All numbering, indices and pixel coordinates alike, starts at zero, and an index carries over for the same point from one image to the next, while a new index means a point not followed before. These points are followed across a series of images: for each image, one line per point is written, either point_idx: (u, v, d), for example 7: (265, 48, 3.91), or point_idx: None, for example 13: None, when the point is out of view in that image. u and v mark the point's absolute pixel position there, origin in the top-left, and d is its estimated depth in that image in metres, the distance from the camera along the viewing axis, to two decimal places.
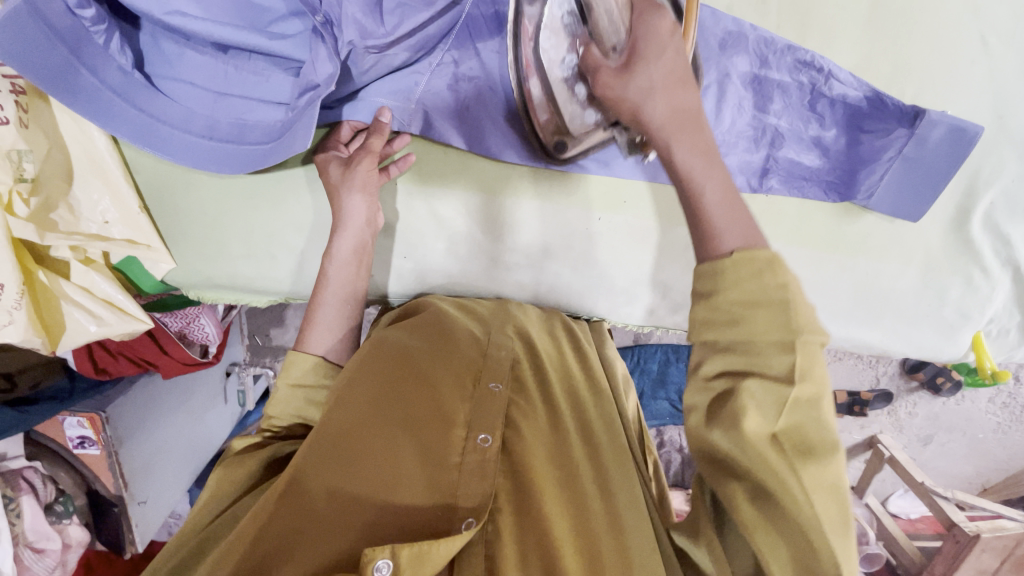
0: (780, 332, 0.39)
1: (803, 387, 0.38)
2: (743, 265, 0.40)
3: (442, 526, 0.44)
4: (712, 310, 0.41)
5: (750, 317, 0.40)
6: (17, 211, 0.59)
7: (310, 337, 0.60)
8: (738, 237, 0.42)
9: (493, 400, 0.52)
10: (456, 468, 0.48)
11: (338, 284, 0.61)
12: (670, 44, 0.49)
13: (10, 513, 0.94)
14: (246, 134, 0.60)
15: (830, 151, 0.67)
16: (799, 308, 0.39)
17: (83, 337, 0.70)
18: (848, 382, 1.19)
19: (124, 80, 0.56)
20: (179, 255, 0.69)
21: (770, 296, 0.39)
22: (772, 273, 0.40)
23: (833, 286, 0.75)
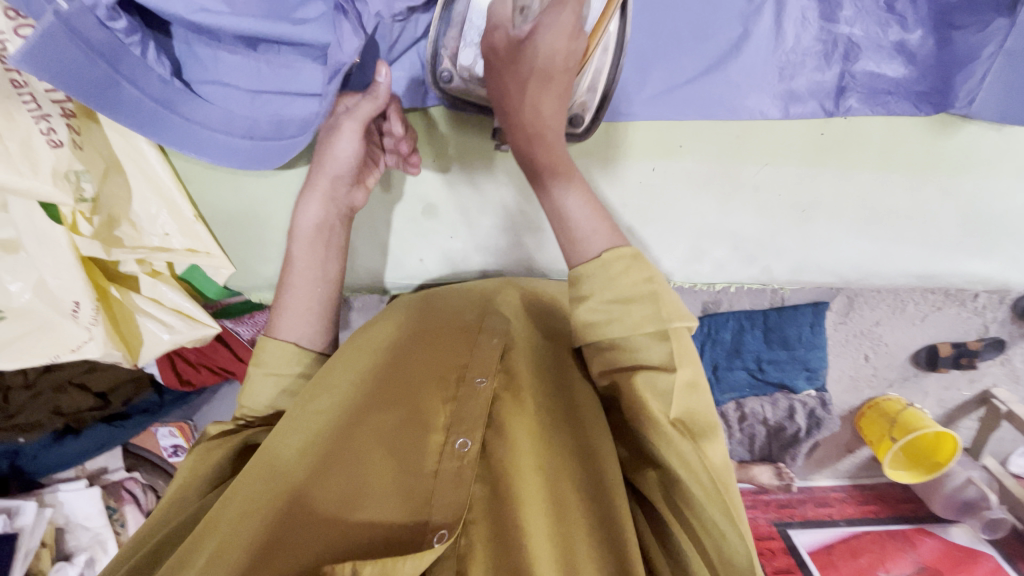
0: (654, 322, 0.41)
1: (686, 374, 0.40)
2: (613, 263, 0.43)
3: (409, 539, 0.38)
4: (593, 308, 0.43)
5: (626, 311, 0.42)
6: (82, 229, 0.62)
7: (279, 321, 0.56)
8: (602, 241, 0.45)
9: (478, 398, 0.45)
10: (430, 476, 0.41)
11: (307, 267, 0.57)
12: (564, 52, 0.44)
13: (116, 524, 1.04)
14: (285, 130, 0.60)
15: (917, 57, 0.59)
16: (666, 300, 0.41)
17: (161, 346, 0.73)
18: (951, 334, 1.03)
19: (164, 89, 0.57)
20: (237, 259, 0.70)
21: (640, 291, 0.42)
22: (636, 269, 0.42)
23: (933, 213, 0.65)
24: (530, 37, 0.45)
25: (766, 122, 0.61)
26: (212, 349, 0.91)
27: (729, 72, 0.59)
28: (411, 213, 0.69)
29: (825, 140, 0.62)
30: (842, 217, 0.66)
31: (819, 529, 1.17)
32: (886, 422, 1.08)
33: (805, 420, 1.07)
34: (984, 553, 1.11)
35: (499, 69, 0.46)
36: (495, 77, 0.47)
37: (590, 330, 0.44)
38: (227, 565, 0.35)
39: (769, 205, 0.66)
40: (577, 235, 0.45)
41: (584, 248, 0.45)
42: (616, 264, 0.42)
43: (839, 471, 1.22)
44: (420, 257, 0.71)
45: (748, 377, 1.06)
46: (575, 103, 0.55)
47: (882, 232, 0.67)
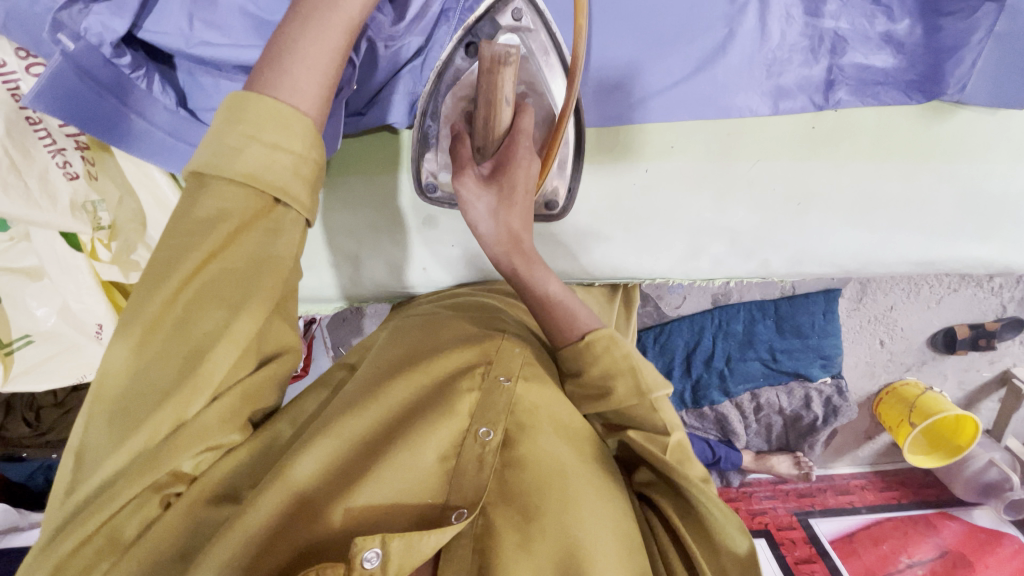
0: (638, 393, 0.50)
1: (675, 435, 0.51)
2: (598, 342, 0.51)
3: (434, 516, 0.45)
4: (585, 385, 0.53)
5: (613, 386, 0.51)
6: (101, 255, 0.65)
7: (281, 84, 0.42)
8: (584, 320, 0.53)
9: (502, 394, 0.50)
10: (454, 460, 0.47)
11: (325, 37, 0.43)
12: (524, 174, 0.54)
13: None
14: None
15: (904, 45, 0.59)
16: (645, 370, 0.51)
17: None
18: (968, 314, 1.04)
19: (171, 119, 0.59)
20: None
21: (621, 366, 0.50)
22: (616, 347, 0.50)
23: (931, 197, 0.65)
24: (499, 172, 0.54)
25: (752, 119, 0.62)
26: None
27: (716, 71, 0.60)
28: (412, 225, 0.71)
29: (816, 133, 0.63)
30: (838, 209, 0.67)
31: (841, 517, 1.15)
32: (903, 407, 1.07)
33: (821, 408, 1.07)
34: (1011, 535, 1.10)
35: (473, 203, 0.53)
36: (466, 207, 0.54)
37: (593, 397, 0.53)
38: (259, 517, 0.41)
39: (764, 199, 0.66)
40: (561, 322, 0.53)
41: (564, 334, 0.53)
42: (603, 340, 0.50)
43: (860, 458, 1.22)
44: (422, 267, 0.73)
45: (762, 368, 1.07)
46: (546, 190, 0.64)
47: (880, 220, 0.67)
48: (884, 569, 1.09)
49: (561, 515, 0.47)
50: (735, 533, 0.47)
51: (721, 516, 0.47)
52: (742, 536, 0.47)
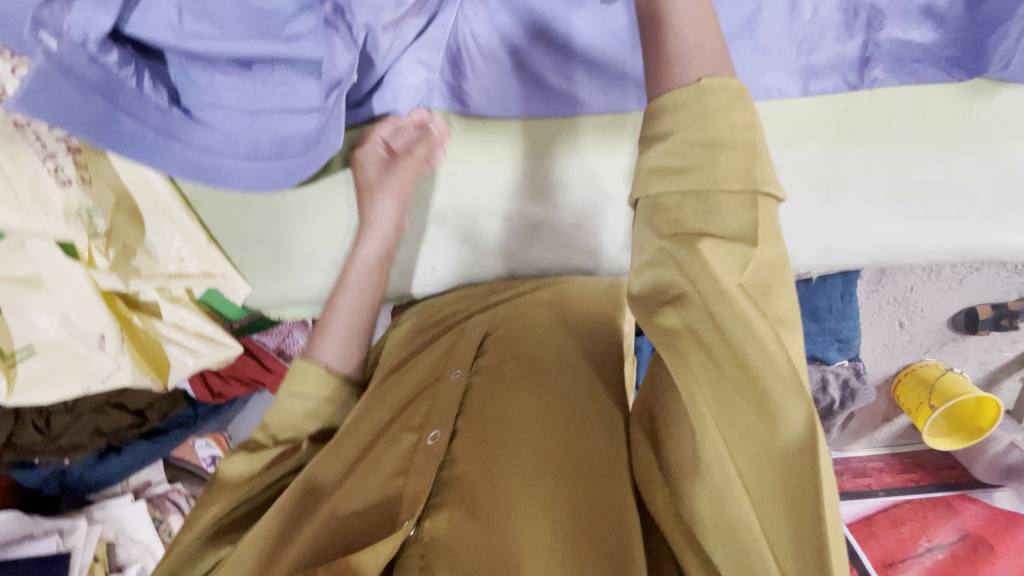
0: (741, 179, 0.33)
1: (763, 251, 0.32)
2: (717, 92, 0.34)
3: (378, 535, 0.38)
4: (666, 157, 0.35)
5: (715, 160, 0.34)
6: (99, 263, 0.63)
7: (320, 344, 0.58)
8: (709, 59, 0.36)
9: (452, 389, 0.49)
10: (404, 469, 0.43)
11: (353, 295, 0.59)
12: None
13: (165, 533, 1.07)
14: (287, 148, 0.60)
15: (946, 19, 0.54)
16: (763, 158, 0.34)
17: (186, 370, 0.73)
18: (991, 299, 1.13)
19: (164, 118, 0.56)
20: (252, 278, 0.71)
21: (736, 136, 0.34)
22: (740, 110, 0.34)
23: (969, 183, 0.61)
24: None
25: (779, 100, 0.58)
26: (239, 360, 1.02)
27: (743, 49, 0.56)
28: (419, 221, 0.68)
29: (850, 114, 0.59)
30: (868, 197, 0.63)
31: (861, 500, 1.15)
32: (924, 389, 1.05)
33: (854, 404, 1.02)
34: None
35: None
36: None
37: (661, 209, 0.36)
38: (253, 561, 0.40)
39: (790, 188, 0.63)
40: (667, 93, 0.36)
41: (676, 76, 0.36)
42: (723, 92, 0.33)
43: (876, 441, 1.20)
44: (431, 266, 0.70)
45: None
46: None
47: (913, 208, 0.63)
48: (904, 552, 1.08)
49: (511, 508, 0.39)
50: (784, 397, 0.29)
51: (772, 385, 0.30)
52: (790, 393, 0.29)
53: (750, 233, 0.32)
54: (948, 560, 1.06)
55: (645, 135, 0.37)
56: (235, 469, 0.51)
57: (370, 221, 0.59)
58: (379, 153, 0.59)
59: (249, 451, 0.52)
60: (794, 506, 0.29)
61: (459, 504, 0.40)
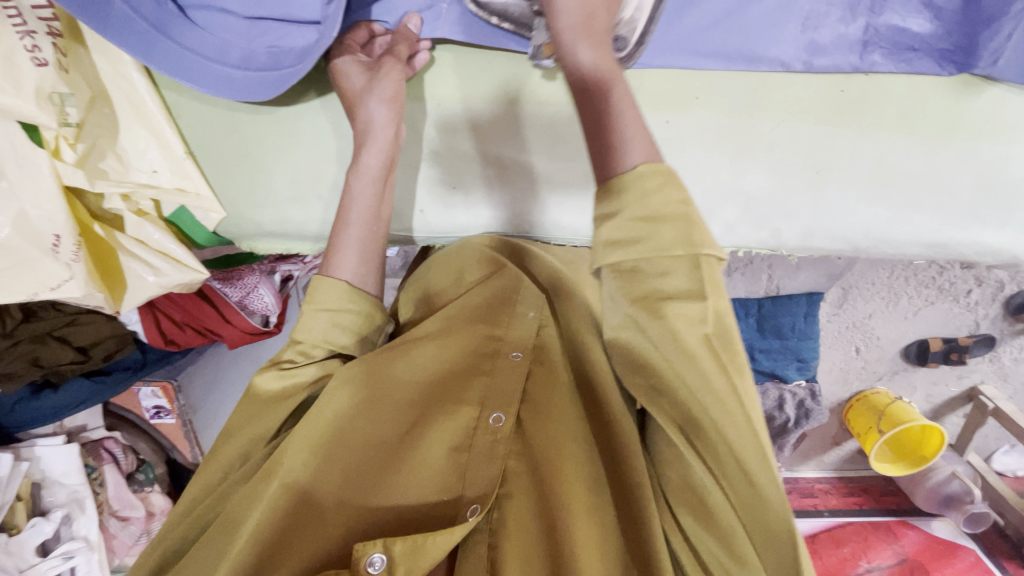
0: (684, 244, 0.43)
1: (713, 303, 0.42)
2: (649, 176, 0.44)
3: (449, 513, 0.46)
4: (617, 230, 0.45)
5: (657, 232, 0.43)
6: (65, 156, 0.59)
7: (337, 261, 0.58)
8: (642, 147, 0.46)
9: (512, 372, 0.53)
10: (468, 448, 0.50)
11: (360, 209, 0.58)
12: None
13: (94, 482, 1.12)
14: (282, 61, 0.57)
15: (943, 11, 0.57)
16: (699, 225, 0.43)
17: (147, 288, 0.70)
18: (944, 329, 1.25)
19: (158, 11, 0.55)
20: (226, 202, 0.68)
21: (675, 211, 0.43)
22: (672, 188, 0.44)
23: (948, 178, 0.64)
24: None
25: (781, 72, 0.60)
26: (197, 309, 0.98)
27: (749, 14, 0.58)
28: (413, 159, 0.67)
29: (844, 97, 0.61)
30: (855, 181, 0.64)
31: (808, 518, 1.46)
32: (873, 415, 1.29)
33: (791, 410, 1.21)
34: (965, 547, 1.39)
35: None
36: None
37: (628, 276, 0.45)
38: (309, 528, 0.46)
39: (784, 164, 0.64)
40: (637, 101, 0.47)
41: (621, 161, 0.46)
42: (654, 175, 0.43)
43: (825, 463, 1.50)
44: (419, 208, 0.70)
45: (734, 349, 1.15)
46: (621, 21, 0.56)
47: (895, 198, 0.65)
48: (846, 568, 1.39)
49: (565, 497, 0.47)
50: (766, 483, 0.41)
51: (750, 460, 0.41)
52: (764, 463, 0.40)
53: (698, 288, 0.42)
54: None
55: (600, 213, 0.46)
56: (269, 384, 0.54)
57: (369, 128, 0.57)
58: (358, 61, 0.59)
59: (281, 368, 0.55)
60: (774, 545, 0.41)
61: (523, 497, 0.48)
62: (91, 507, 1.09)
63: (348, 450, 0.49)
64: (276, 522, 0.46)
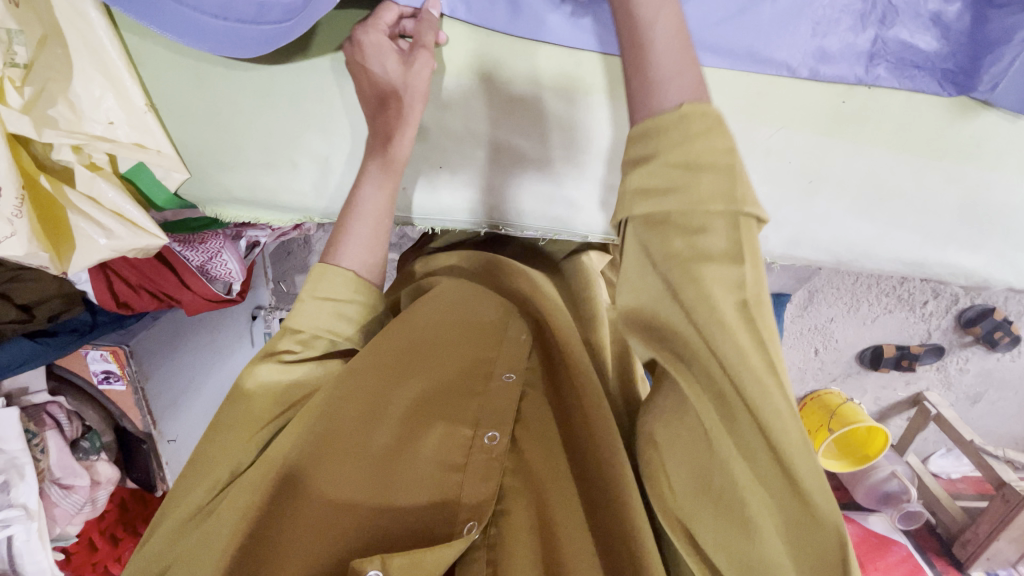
0: (724, 199, 0.37)
1: (751, 269, 0.37)
2: (694, 117, 0.39)
3: (443, 530, 0.44)
4: (649, 176, 0.39)
5: (696, 182, 0.38)
6: (10, 100, 0.54)
7: (340, 249, 0.57)
8: (687, 85, 0.40)
9: (507, 393, 0.52)
10: (463, 466, 0.48)
11: (373, 200, 0.57)
12: None
13: (37, 448, 1.06)
14: (265, 13, 0.53)
15: (951, 30, 0.56)
16: (744, 178, 0.38)
17: (96, 252, 0.64)
18: (898, 335, 1.29)
19: None
20: (192, 164, 0.63)
21: (717, 161, 0.38)
22: (717, 135, 0.38)
23: (931, 201, 0.65)
24: None
25: (788, 79, 0.58)
26: (154, 271, 0.92)
27: (762, 12, 0.55)
28: None
29: (846, 109, 0.60)
30: (844, 195, 0.65)
31: None
32: (826, 413, 1.32)
33: None
34: (898, 542, 1.46)
35: None
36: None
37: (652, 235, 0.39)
38: (290, 541, 0.42)
39: (777, 174, 0.63)
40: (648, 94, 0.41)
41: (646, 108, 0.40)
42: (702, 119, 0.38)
43: None
44: (402, 187, 0.66)
45: None
46: None
47: (880, 213, 0.66)
48: None
49: (562, 519, 0.46)
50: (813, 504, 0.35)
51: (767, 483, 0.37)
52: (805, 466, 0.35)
53: (736, 251, 0.37)
54: None
55: (629, 158, 0.41)
56: (263, 377, 0.51)
57: (402, 121, 0.55)
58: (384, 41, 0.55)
59: (281, 360, 0.53)
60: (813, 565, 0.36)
61: (522, 516, 0.47)
62: (31, 474, 1.03)
63: (334, 459, 0.46)
64: (260, 530, 0.43)
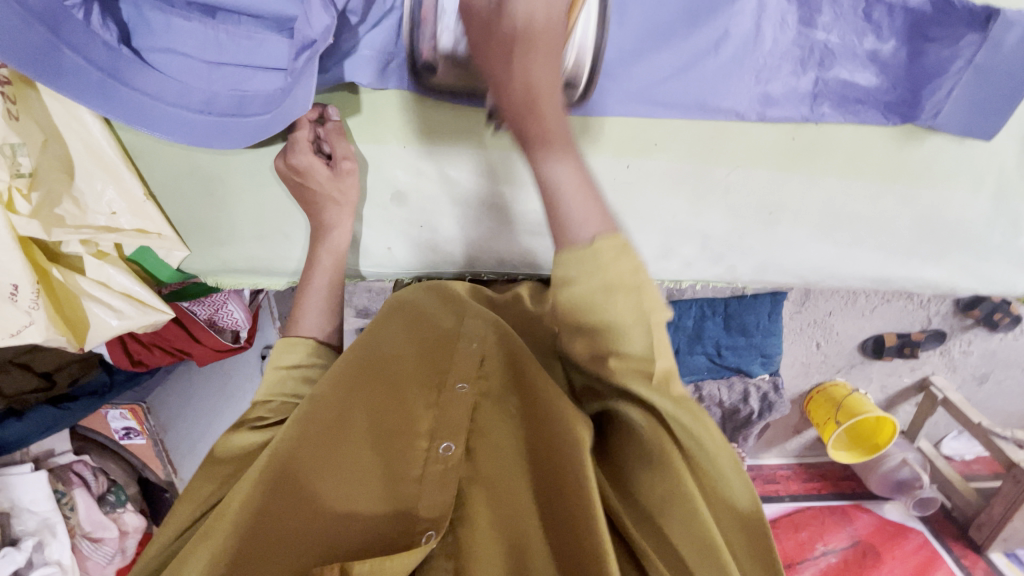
0: (635, 315, 0.40)
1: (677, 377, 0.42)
2: (606, 249, 0.40)
3: (404, 541, 0.49)
4: (569, 298, 0.42)
5: (610, 304, 0.40)
6: (20, 207, 0.58)
7: (301, 322, 0.65)
8: (594, 220, 0.42)
9: (460, 404, 0.55)
10: (418, 478, 0.52)
11: (321, 274, 0.66)
12: (543, 8, 0.44)
13: (65, 507, 1.13)
14: (246, 106, 0.58)
15: (889, 66, 0.58)
16: (650, 292, 0.41)
17: (109, 331, 0.70)
18: (899, 324, 1.31)
19: (111, 57, 0.53)
20: (191, 242, 0.68)
21: (626, 281, 0.40)
22: (626, 259, 0.40)
23: (890, 222, 0.68)
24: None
25: (736, 123, 0.62)
26: (165, 329, 0.97)
27: (706, 67, 0.58)
28: (379, 200, 0.67)
29: (796, 145, 0.63)
30: (805, 222, 0.68)
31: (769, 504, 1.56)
32: (832, 406, 1.36)
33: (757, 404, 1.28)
34: (914, 529, 1.49)
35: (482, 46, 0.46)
36: (478, 50, 0.47)
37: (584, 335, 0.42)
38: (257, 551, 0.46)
39: (738, 209, 0.67)
40: (566, 221, 0.43)
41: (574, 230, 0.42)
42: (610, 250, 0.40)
43: (787, 450, 1.57)
44: (387, 245, 0.71)
45: (706, 360, 1.29)
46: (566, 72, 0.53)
47: (842, 236, 0.69)
48: (803, 552, 1.49)
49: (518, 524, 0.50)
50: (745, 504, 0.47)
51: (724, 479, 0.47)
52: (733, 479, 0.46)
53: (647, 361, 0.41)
54: (839, 561, 1.47)
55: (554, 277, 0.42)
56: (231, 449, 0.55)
57: (332, 225, 0.64)
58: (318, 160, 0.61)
59: (251, 428, 0.57)
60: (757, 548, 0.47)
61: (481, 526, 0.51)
62: (63, 531, 1.11)
63: (292, 487, 0.49)
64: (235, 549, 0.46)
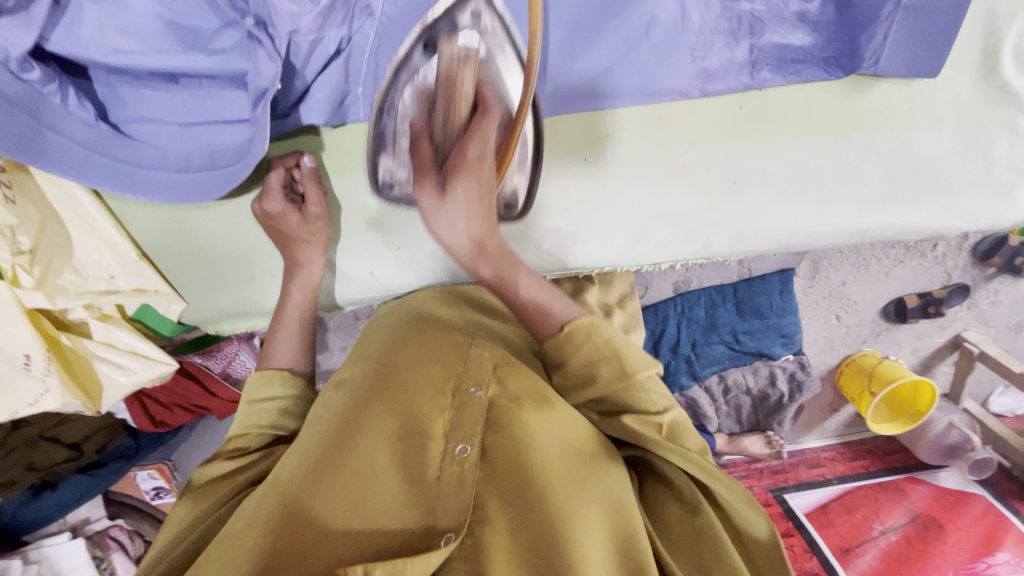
0: (620, 379, 0.54)
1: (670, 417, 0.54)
2: (574, 333, 0.55)
3: (423, 544, 0.47)
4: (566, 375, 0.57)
5: (589, 373, 0.55)
6: (24, 282, 0.63)
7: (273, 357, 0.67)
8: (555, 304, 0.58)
9: (474, 404, 0.55)
10: (436, 480, 0.50)
11: (295, 310, 0.69)
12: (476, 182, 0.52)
13: (105, 571, 1.18)
14: (219, 159, 0.61)
15: (819, 23, 0.60)
16: (628, 356, 0.54)
17: (119, 389, 0.74)
18: (917, 284, 1.28)
19: (91, 133, 0.58)
20: (186, 294, 0.71)
21: (603, 352, 0.54)
22: (597, 334, 0.54)
23: (857, 172, 0.68)
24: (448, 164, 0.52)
25: (681, 100, 0.64)
26: (183, 387, 1.01)
27: (641, 53, 0.60)
28: (356, 228, 0.70)
29: (745, 113, 0.65)
30: (772, 187, 0.69)
31: (814, 490, 1.44)
32: (864, 377, 1.33)
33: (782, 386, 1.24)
34: (976, 495, 1.36)
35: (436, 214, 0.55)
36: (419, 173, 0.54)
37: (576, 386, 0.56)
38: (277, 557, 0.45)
39: (701, 181, 0.68)
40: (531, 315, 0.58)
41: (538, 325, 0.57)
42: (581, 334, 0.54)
43: (827, 432, 1.54)
44: (370, 270, 0.74)
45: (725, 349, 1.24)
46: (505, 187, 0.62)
47: (812, 195, 0.70)
48: (859, 535, 1.35)
49: (541, 519, 0.48)
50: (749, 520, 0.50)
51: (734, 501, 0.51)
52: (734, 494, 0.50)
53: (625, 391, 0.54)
54: (902, 541, 1.32)
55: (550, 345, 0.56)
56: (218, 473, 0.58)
57: (304, 262, 0.68)
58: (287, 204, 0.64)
59: (231, 457, 0.59)
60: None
61: (502, 525, 0.49)
62: None
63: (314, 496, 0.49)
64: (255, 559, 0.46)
